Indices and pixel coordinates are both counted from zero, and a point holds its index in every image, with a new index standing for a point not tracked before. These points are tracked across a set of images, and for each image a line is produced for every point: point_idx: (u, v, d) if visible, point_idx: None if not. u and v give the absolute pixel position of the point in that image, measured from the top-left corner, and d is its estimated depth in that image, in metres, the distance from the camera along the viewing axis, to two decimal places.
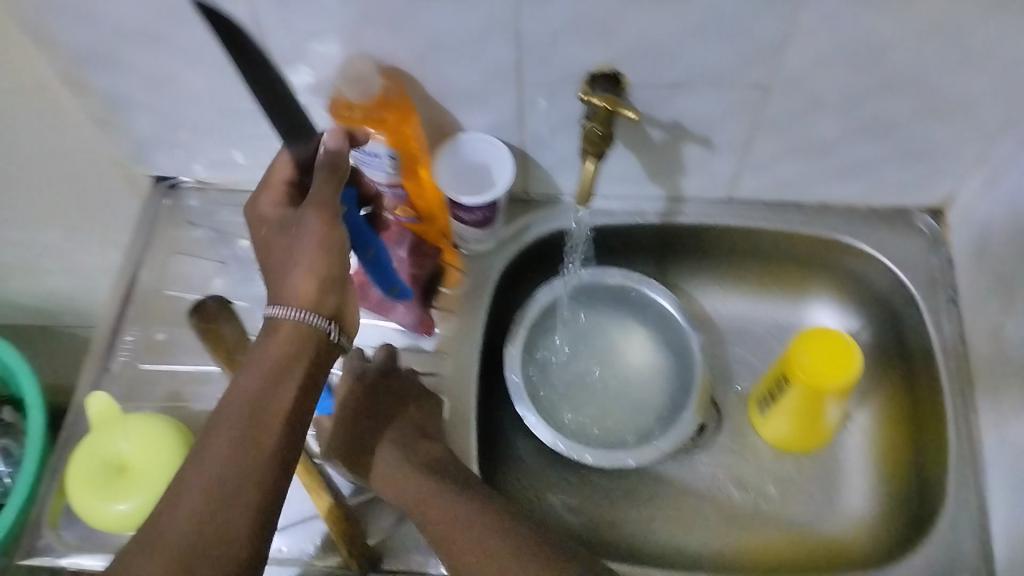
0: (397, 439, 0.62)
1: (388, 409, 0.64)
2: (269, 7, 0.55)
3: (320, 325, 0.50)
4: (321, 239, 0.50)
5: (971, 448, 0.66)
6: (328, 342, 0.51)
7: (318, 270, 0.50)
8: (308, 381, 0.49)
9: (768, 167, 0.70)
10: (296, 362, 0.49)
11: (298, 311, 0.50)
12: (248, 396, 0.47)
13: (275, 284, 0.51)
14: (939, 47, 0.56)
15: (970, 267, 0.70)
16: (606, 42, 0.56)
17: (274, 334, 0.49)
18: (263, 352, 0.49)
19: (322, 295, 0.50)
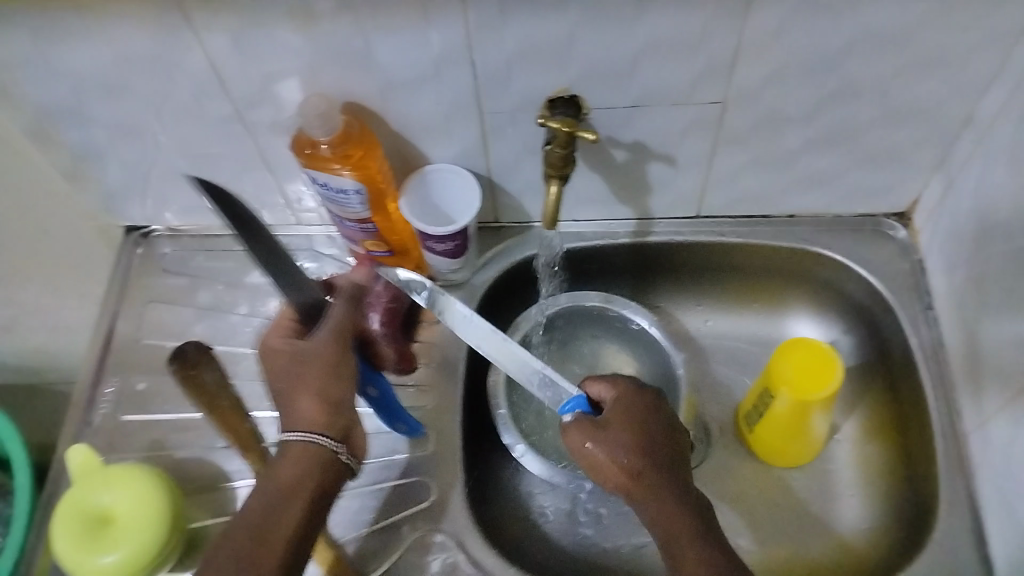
0: (665, 466, 0.55)
1: (660, 429, 0.57)
2: (228, 49, 0.56)
3: (331, 446, 0.54)
4: (330, 367, 0.56)
5: (957, 448, 0.65)
6: (342, 462, 0.55)
7: (328, 396, 0.55)
8: (318, 498, 0.53)
9: (734, 180, 0.71)
10: (310, 479, 0.53)
11: (309, 432, 0.54)
12: (260, 510, 0.51)
13: (287, 410, 0.56)
14: (886, 49, 0.58)
15: (940, 268, 0.71)
16: (561, 68, 0.58)
17: (288, 455, 0.54)
18: (277, 472, 0.53)
19: (329, 417, 0.55)
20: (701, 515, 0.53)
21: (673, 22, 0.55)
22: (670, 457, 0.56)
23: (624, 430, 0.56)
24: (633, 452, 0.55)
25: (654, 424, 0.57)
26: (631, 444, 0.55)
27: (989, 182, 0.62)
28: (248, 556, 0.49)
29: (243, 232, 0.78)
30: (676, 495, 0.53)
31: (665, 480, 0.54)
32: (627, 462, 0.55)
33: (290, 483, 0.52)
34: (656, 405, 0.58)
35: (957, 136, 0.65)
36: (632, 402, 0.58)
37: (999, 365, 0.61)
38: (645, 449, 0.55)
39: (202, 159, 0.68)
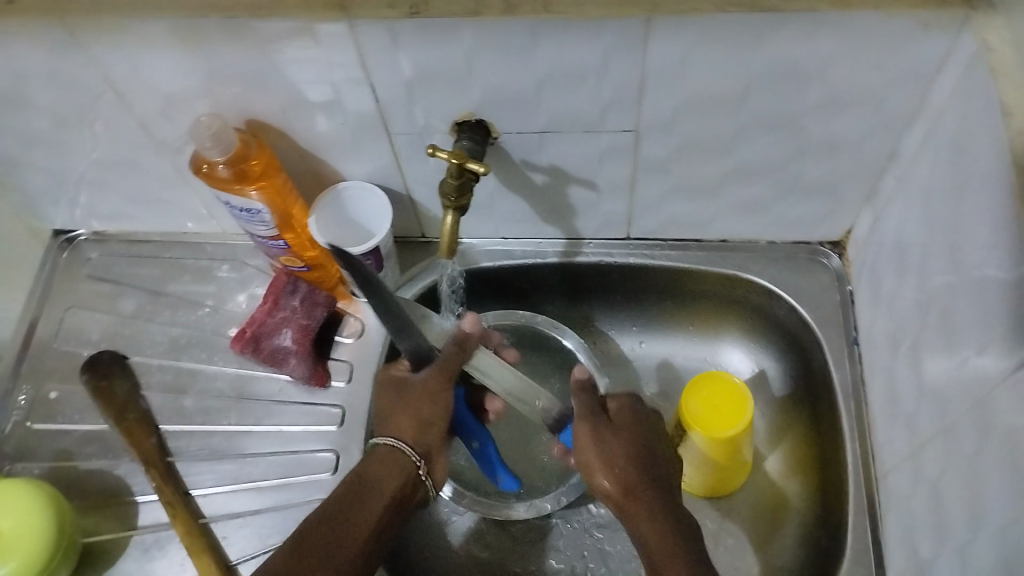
0: (661, 479, 0.58)
1: (658, 441, 0.60)
2: (121, 65, 0.56)
3: (409, 455, 0.58)
4: (430, 388, 0.60)
5: (868, 493, 0.64)
6: (416, 477, 0.58)
7: (418, 414, 0.59)
8: (395, 500, 0.56)
9: (657, 206, 0.70)
10: (392, 482, 0.57)
11: (400, 441, 0.58)
12: (340, 499, 0.56)
13: (380, 424, 0.60)
14: (796, 86, 0.56)
15: (866, 303, 0.69)
16: (463, 92, 0.57)
17: (373, 457, 0.58)
18: (367, 467, 0.57)
19: (421, 433, 0.59)
20: (691, 533, 0.55)
21: (571, 51, 0.53)
22: (668, 470, 0.59)
23: (626, 440, 0.59)
24: (631, 463, 0.57)
25: (651, 437, 0.60)
26: (628, 455, 0.58)
27: (908, 223, 0.60)
28: (331, 533, 0.53)
29: (170, 238, 0.78)
30: (665, 515, 0.56)
31: (658, 496, 0.57)
32: (625, 472, 0.57)
33: (377, 479, 0.57)
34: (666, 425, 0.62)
35: (883, 171, 0.63)
36: (637, 415, 0.61)
37: (906, 412, 0.59)
38: (642, 461, 0.58)
39: (117, 169, 0.69)
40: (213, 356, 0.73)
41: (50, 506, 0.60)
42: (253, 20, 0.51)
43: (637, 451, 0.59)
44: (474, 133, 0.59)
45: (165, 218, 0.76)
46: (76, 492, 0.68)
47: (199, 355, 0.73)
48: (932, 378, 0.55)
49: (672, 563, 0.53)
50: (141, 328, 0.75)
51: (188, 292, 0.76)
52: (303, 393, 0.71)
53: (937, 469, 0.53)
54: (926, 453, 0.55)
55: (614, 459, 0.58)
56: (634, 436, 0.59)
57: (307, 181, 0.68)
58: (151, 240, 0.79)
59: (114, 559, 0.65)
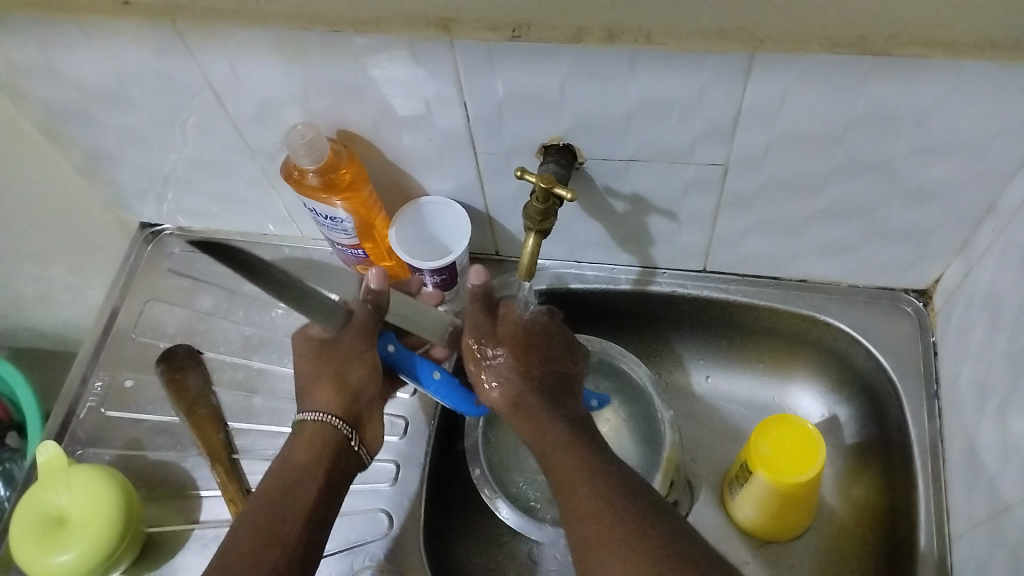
0: (543, 379, 0.58)
1: (542, 339, 0.60)
2: (222, 70, 0.58)
3: (341, 428, 0.57)
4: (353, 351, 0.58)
5: (941, 554, 0.61)
6: (348, 447, 0.58)
7: (341, 384, 0.58)
8: (329, 477, 0.55)
9: (738, 241, 0.69)
10: (320, 459, 0.56)
11: (327, 415, 0.57)
12: (272, 485, 0.54)
13: (302, 399, 0.59)
14: (900, 131, 0.54)
15: (950, 356, 0.66)
16: (554, 117, 0.57)
17: (299, 437, 0.57)
18: (293, 450, 0.56)
19: (347, 402, 0.58)
20: (576, 430, 0.56)
21: (667, 83, 0.53)
22: (552, 368, 0.59)
23: (507, 347, 0.59)
24: (512, 370, 0.58)
25: (535, 337, 0.60)
26: (510, 361, 0.58)
27: (1005, 278, 0.57)
28: (268, 528, 0.51)
29: (249, 238, 0.80)
30: (549, 415, 0.56)
31: (539, 397, 0.57)
32: (507, 380, 0.58)
33: (304, 463, 0.55)
34: (552, 322, 0.62)
35: (980, 223, 0.61)
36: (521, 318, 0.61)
37: (990, 473, 0.57)
38: (524, 363, 0.58)
39: (205, 169, 0.70)
40: (284, 358, 0.74)
41: (118, 493, 0.61)
42: (355, 34, 0.52)
43: (523, 355, 0.59)
44: (560, 157, 0.59)
45: (246, 218, 0.77)
46: (145, 481, 0.69)
47: (270, 356, 0.75)
48: (1021, 443, 0.53)
49: (560, 459, 0.54)
50: (215, 325, 0.77)
51: (263, 293, 0.77)
52: None
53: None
54: (1011, 520, 0.53)
55: (497, 369, 0.58)
56: (516, 339, 0.59)
57: (388, 191, 0.69)
58: (231, 239, 0.81)
59: (174, 551, 0.66)
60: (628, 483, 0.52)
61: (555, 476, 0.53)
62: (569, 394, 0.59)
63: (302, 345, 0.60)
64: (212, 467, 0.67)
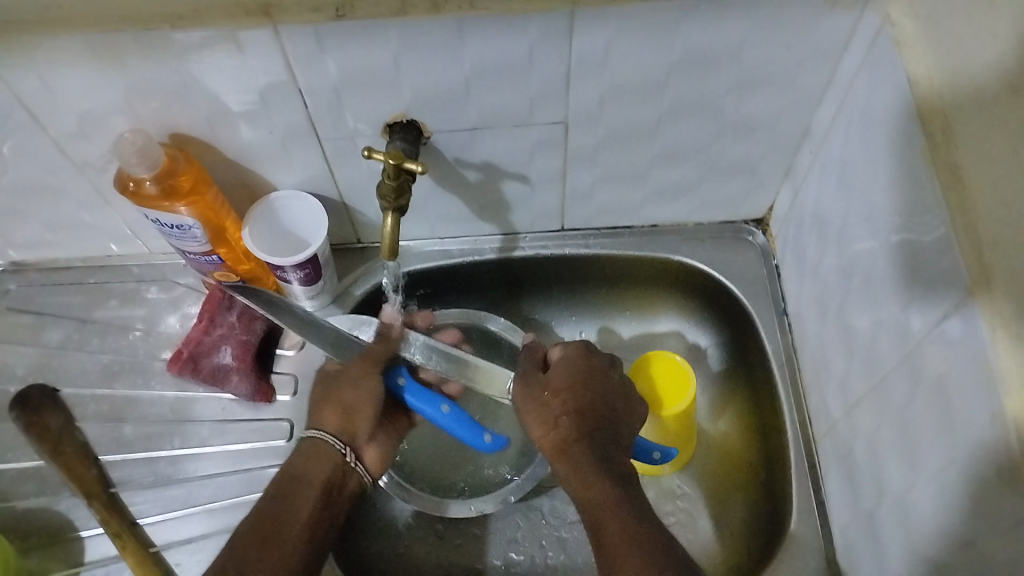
0: (596, 429, 0.57)
1: (601, 388, 0.59)
2: (33, 86, 0.54)
3: (336, 447, 0.59)
4: (354, 376, 0.62)
5: (808, 455, 0.66)
6: (345, 464, 0.59)
7: (342, 405, 0.60)
8: (326, 491, 0.57)
9: (589, 195, 0.72)
10: (317, 471, 0.58)
11: (325, 432, 0.59)
12: (274, 491, 0.56)
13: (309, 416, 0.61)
14: (718, 69, 0.58)
15: (792, 274, 0.72)
16: (392, 94, 0.57)
17: (299, 450, 0.59)
18: (294, 461, 0.58)
19: (345, 421, 0.60)
20: (624, 484, 0.54)
21: (497, 48, 0.54)
22: (609, 418, 0.58)
23: (562, 398, 0.58)
24: (561, 418, 0.57)
25: (591, 388, 0.59)
26: (563, 410, 0.58)
27: (827, 195, 0.63)
28: (268, 531, 0.54)
29: (93, 263, 0.76)
30: (595, 466, 0.55)
31: (588, 447, 0.56)
32: (557, 426, 0.57)
33: (303, 471, 0.57)
34: (615, 370, 0.62)
35: (801, 147, 0.66)
36: (583, 367, 0.60)
37: (839, 373, 0.62)
38: (577, 412, 0.57)
39: (31, 194, 0.66)
40: (150, 381, 0.71)
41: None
42: (173, 31, 0.50)
43: (579, 401, 0.58)
44: (405, 133, 0.59)
45: (85, 242, 0.73)
46: (17, 532, 0.65)
47: (134, 381, 0.71)
48: (861, 339, 0.58)
49: (603, 513, 0.53)
50: (70, 359, 0.72)
51: (117, 317, 0.74)
52: (248, 410, 0.70)
53: (873, 423, 0.56)
54: (861, 410, 0.58)
55: (551, 416, 0.58)
56: (571, 388, 0.59)
57: (236, 193, 0.67)
58: (73, 267, 0.76)
59: None
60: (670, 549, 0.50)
61: (597, 526, 0.53)
62: (623, 447, 0.58)
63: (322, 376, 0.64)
64: (91, 504, 0.63)
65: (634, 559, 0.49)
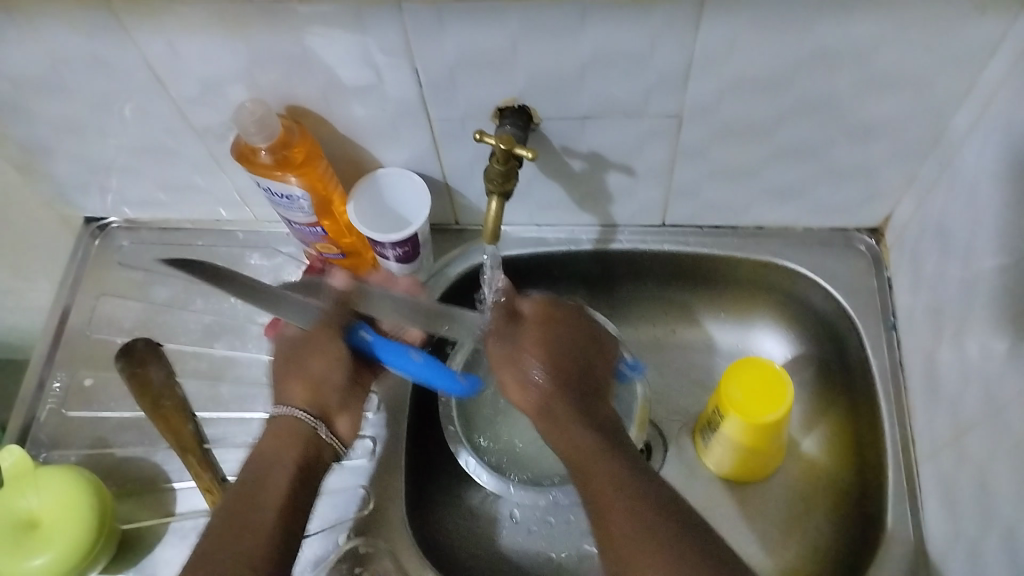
0: (573, 383, 0.57)
1: (570, 343, 0.59)
2: (161, 51, 0.56)
3: (309, 421, 0.58)
4: (315, 347, 0.61)
5: (908, 478, 0.64)
6: (318, 439, 0.58)
7: (309, 378, 0.60)
8: (300, 468, 0.56)
9: (695, 191, 0.70)
10: (288, 450, 0.56)
11: (295, 407, 0.58)
12: (245, 475, 0.54)
13: (276, 394, 0.60)
14: (848, 70, 0.55)
15: (905, 288, 0.68)
16: (506, 76, 0.56)
17: (268, 432, 0.58)
18: (262, 446, 0.57)
19: (315, 395, 0.60)
20: (610, 440, 0.54)
21: (617, 35, 0.53)
22: (583, 374, 0.58)
23: (531, 354, 0.58)
24: (537, 372, 0.56)
25: (566, 343, 0.59)
26: (535, 364, 0.57)
27: (954, 209, 0.59)
28: (245, 515, 0.51)
29: (201, 225, 0.78)
30: (579, 422, 0.55)
31: (567, 403, 0.56)
32: (531, 383, 0.56)
33: (272, 452, 0.56)
34: (579, 324, 0.62)
35: (927, 156, 0.63)
36: (550, 323, 0.60)
37: (951, 398, 0.59)
38: (555, 369, 0.57)
39: (150, 156, 0.69)
40: (248, 344, 0.73)
41: (92, 492, 0.62)
42: (297, 3, 0.51)
43: (551, 357, 0.58)
44: (516, 118, 0.59)
45: (195, 205, 0.76)
46: (114, 478, 0.68)
47: (233, 342, 0.73)
48: (979, 363, 0.55)
49: (593, 467, 0.52)
50: (173, 316, 0.75)
51: None
52: None
53: (985, 455, 0.53)
54: (973, 439, 0.55)
55: (524, 372, 0.57)
56: (543, 343, 0.58)
57: (341, 166, 0.68)
58: (181, 228, 0.79)
59: (154, 546, 0.65)
60: (672, 507, 0.50)
61: (586, 488, 0.52)
62: (599, 403, 0.58)
63: (271, 350, 0.64)
64: (185, 460, 0.66)
65: (637, 520, 0.49)
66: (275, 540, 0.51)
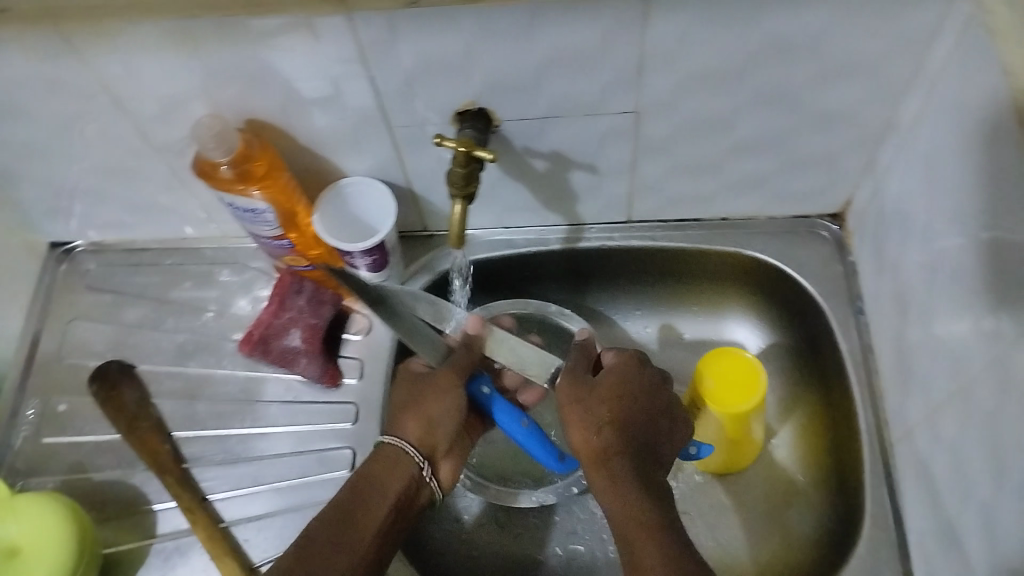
0: (638, 448, 0.56)
1: (648, 404, 0.58)
2: (117, 72, 0.56)
3: (415, 458, 0.58)
4: (445, 384, 0.60)
5: (883, 458, 0.64)
6: (421, 477, 0.58)
7: (427, 416, 0.59)
8: (401, 501, 0.56)
9: (659, 187, 0.70)
10: (393, 481, 0.57)
11: (405, 441, 0.58)
12: (349, 494, 0.56)
13: (395, 418, 0.60)
14: (798, 58, 0.56)
15: (869, 271, 0.69)
16: (464, 81, 0.57)
17: (376, 455, 0.58)
18: (369, 464, 0.58)
19: (428, 435, 0.58)
20: (666, 516, 0.53)
21: (570, 35, 0.53)
22: (647, 435, 0.57)
23: (601, 408, 0.57)
24: (604, 429, 0.56)
25: (641, 404, 0.58)
26: (605, 420, 0.56)
27: (910, 190, 0.60)
28: (341, 537, 0.54)
29: (169, 245, 0.78)
30: (636, 489, 0.54)
31: (629, 465, 0.55)
32: (598, 435, 0.56)
33: (379, 478, 0.57)
34: (660, 383, 0.60)
35: (882, 140, 0.64)
36: (634, 378, 0.59)
37: (919, 376, 0.60)
38: (621, 427, 0.56)
39: (114, 178, 0.68)
40: (222, 360, 0.73)
41: (69, 514, 0.61)
42: (250, 17, 0.51)
43: (621, 415, 0.57)
44: (475, 121, 0.59)
45: (162, 225, 0.76)
46: (93, 502, 0.68)
47: (207, 360, 0.73)
48: (943, 340, 0.56)
49: (641, 541, 0.51)
50: (145, 338, 0.75)
51: (192, 298, 0.76)
52: (316, 392, 0.71)
53: (954, 429, 0.54)
54: (942, 414, 0.56)
55: (593, 421, 0.56)
56: (618, 400, 0.57)
57: (306, 179, 0.68)
58: (149, 248, 0.79)
59: (135, 568, 0.65)
60: None
61: (631, 558, 0.51)
62: (660, 470, 0.56)
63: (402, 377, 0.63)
64: (162, 480, 0.66)
65: None
66: (360, 571, 0.53)
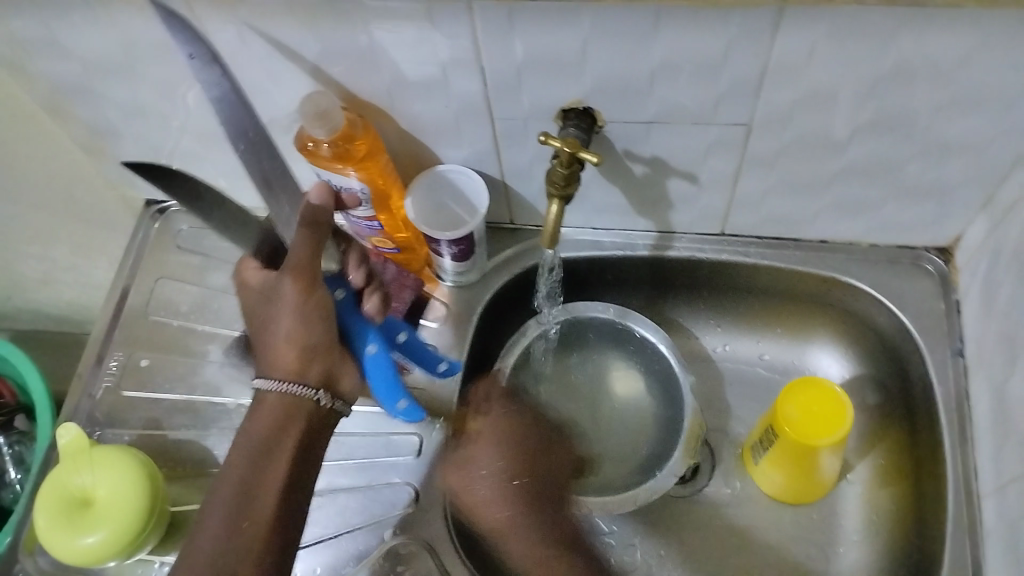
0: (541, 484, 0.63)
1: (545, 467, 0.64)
2: (229, 42, 0.56)
3: (307, 394, 0.56)
4: (297, 307, 0.56)
5: (968, 512, 0.61)
6: (319, 407, 0.57)
7: (295, 340, 0.56)
8: (299, 447, 0.56)
9: (759, 202, 0.68)
10: (284, 433, 0.56)
11: (284, 381, 0.56)
12: (241, 468, 0.54)
13: (262, 354, 0.58)
14: (928, 84, 0.53)
15: (975, 313, 0.66)
16: (573, 79, 0.55)
17: (263, 408, 0.56)
18: (252, 423, 0.56)
19: (304, 363, 0.57)
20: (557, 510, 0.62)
21: (690, 40, 0.51)
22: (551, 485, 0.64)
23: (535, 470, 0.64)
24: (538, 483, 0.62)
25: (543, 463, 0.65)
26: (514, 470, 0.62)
27: None
28: (246, 497, 0.53)
29: None
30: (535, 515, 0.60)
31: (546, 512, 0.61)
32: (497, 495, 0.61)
33: (266, 437, 0.55)
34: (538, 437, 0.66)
35: (1008, 177, 0.60)
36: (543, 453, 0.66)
37: (1020, 432, 0.56)
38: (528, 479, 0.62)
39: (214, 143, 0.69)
40: None
41: (139, 468, 0.63)
42: None
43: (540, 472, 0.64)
44: (580, 121, 0.58)
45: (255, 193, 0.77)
46: (165, 459, 0.70)
47: None
48: None
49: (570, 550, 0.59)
50: (228, 302, 0.76)
51: None
52: None
53: None
54: None
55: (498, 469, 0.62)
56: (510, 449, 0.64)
57: (399, 161, 0.68)
58: None
59: None
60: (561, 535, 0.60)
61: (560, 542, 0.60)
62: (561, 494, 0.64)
63: (246, 293, 0.60)
64: None
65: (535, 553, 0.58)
66: (278, 520, 0.54)
